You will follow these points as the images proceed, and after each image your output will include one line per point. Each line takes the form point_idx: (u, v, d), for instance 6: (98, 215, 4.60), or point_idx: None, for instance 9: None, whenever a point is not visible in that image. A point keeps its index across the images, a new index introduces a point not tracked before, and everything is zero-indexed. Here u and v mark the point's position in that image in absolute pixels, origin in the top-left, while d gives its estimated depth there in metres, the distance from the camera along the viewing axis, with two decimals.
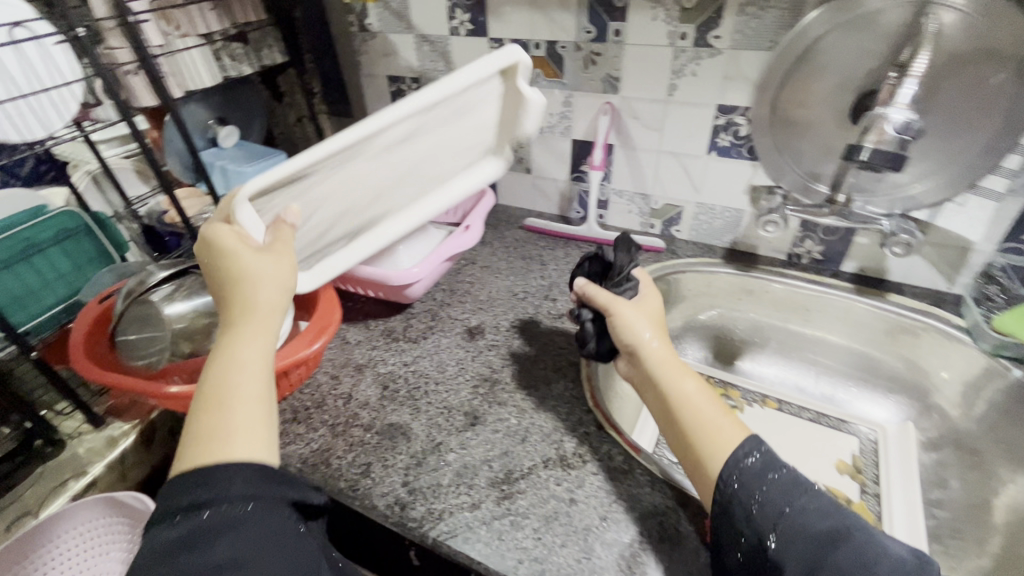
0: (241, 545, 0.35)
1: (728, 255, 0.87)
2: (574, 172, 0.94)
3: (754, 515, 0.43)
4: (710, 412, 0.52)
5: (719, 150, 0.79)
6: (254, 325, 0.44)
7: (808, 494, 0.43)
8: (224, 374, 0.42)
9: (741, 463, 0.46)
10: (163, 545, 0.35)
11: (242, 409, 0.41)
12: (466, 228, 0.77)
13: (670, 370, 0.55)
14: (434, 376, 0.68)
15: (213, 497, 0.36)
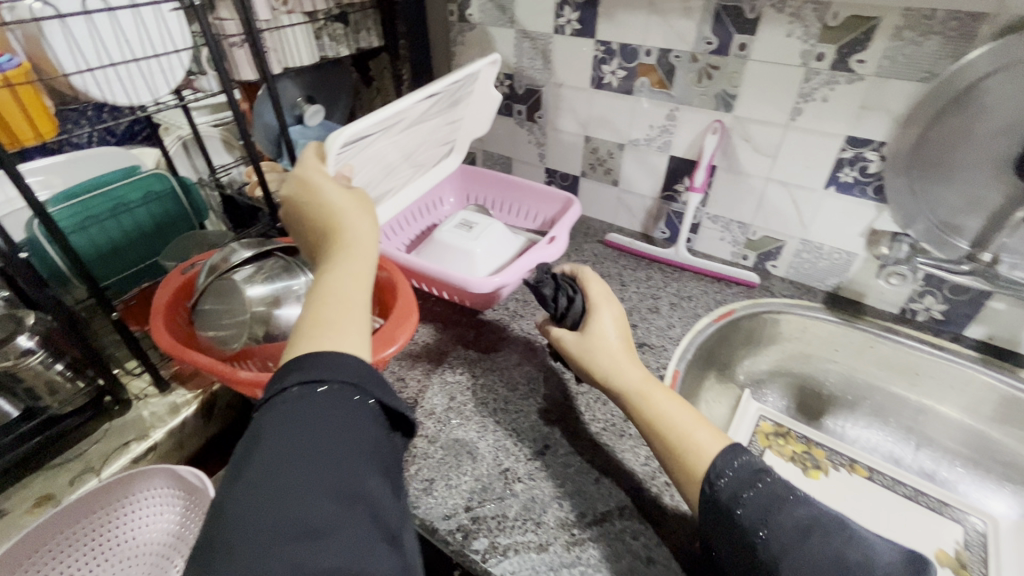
0: (345, 424, 0.36)
1: (829, 300, 0.79)
2: (665, 190, 0.88)
3: (741, 519, 0.42)
4: (684, 423, 0.51)
5: (840, 186, 0.71)
6: (353, 246, 0.47)
7: (796, 507, 0.42)
8: (333, 280, 0.44)
9: (712, 484, 0.45)
10: (272, 414, 0.36)
11: (349, 308, 0.42)
12: (551, 240, 0.73)
13: (642, 391, 0.55)
14: (504, 394, 0.64)
15: (321, 376, 0.37)
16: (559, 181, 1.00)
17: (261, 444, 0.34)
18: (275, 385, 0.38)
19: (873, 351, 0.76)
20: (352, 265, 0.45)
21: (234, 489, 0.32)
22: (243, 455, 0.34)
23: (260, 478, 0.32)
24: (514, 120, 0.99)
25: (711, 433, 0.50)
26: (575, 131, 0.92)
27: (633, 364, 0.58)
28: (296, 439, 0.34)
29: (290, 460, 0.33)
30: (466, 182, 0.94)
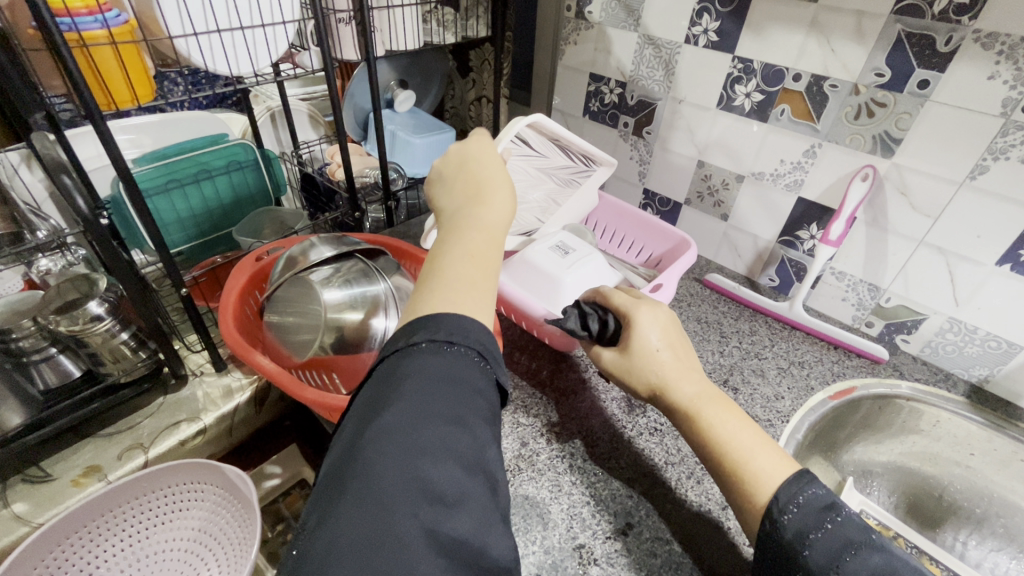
0: (476, 389, 0.33)
1: (973, 394, 0.66)
2: (784, 235, 0.77)
3: (807, 561, 0.36)
4: (742, 445, 0.43)
5: (1018, 265, 0.59)
6: (490, 220, 0.45)
7: (874, 554, 0.34)
8: (465, 245, 0.42)
9: (775, 522, 0.38)
10: (404, 365, 0.33)
11: (472, 275, 0.39)
12: (656, 288, 0.64)
13: (709, 404, 0.47)
14: (582, 448, 0.57)
15: (455, 338, 0.34)
16: (657, 205, 0.92)
17: (394, 393, 0.31)
18: (406, 335, 0.35)
19: (1021, 465, 0.63)
20: (482, 239, 0.43)
21: (364, 432, 0.30)
22: (374, 400, 0.32)
23: (393, 428, 0.29)
24: (617, 132, 0.91)
25: (777, 457, 0.42)
26: (688, 153, 0.83)
27: (685, 372, 0.50)
28: (430, 394, 0.31)
29: (425, 414, 0.30)
30: None
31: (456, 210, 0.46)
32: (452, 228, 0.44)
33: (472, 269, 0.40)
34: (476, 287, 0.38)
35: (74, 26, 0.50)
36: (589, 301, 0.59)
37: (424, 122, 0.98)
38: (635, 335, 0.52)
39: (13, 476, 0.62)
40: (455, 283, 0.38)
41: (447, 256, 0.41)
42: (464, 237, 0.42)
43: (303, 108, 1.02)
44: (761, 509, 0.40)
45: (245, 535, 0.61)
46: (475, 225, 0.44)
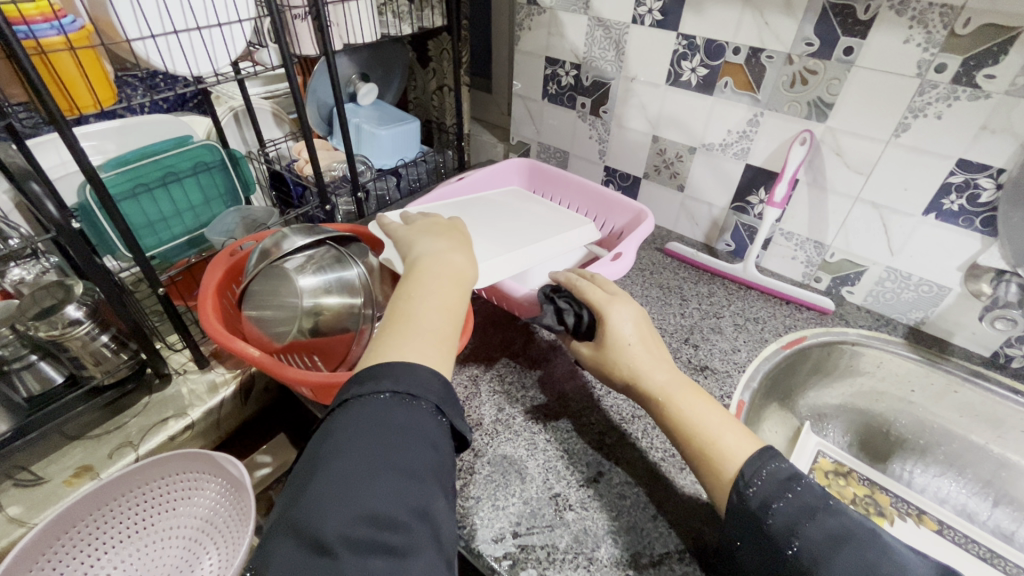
0: (429, 440, 0.36)
1: (910, 335, 0.72)
2: (736, 201, 0.82)
3: (769, 528, 0.40)
4: (713, 424, 0.47)
5: (942, 213, 0.64)
6: (455, 279, 0.48)
7: (827, 518, 0.39)
8: (424, 300, 0.45)
9: (742, 494, 0.43)
10: (365, 415, 0.36)
11: (426, 328, 0.43)
12: (617, 257, 0.67)
13: (680, 388, 0.51)
14: (554, 410, 0.61)
15: (416, 393, 0.38)
16: (618, 180, 0.96)
17: (348, 443, 0.35)
18: (355, 385, 0.39)
19: (956, 396, 0.69)
20: (445, 298, 0.46)
21: (314, 474, 0.34)
22: (328, 448, 0.35)
23: (344, 476, 0.33)
24: (575, 112, 0.94)
25: (743, 436, 0.47)
26: (642, 129, 0.87)
27: (656, 361, 0.54)
28: (383, 445, 0.35)
29: (378, 462, 0.34)
30: (533, 178, 0.92)
31: (432, 255, 0.50)
32: (423, 276, 0.47)
33: (440, 321, 0.44)
34: (439, 341, 0.43)
35: (31, 34, 0.51)
36: (565, 292, 0.61)
37: (389, 114, 1.01)
38: (609, 330, 0.55)
39: (4, 481, 0.64)
40: (419, 337, 0.42)
41: (420, 303, 0.44)
42: (430, 288, 0.46)
43: (266, 106, 1.02)
44: (731, 480, 0.44)
45: (240, 516, 0.63)
46: (442, 281, 0.47)
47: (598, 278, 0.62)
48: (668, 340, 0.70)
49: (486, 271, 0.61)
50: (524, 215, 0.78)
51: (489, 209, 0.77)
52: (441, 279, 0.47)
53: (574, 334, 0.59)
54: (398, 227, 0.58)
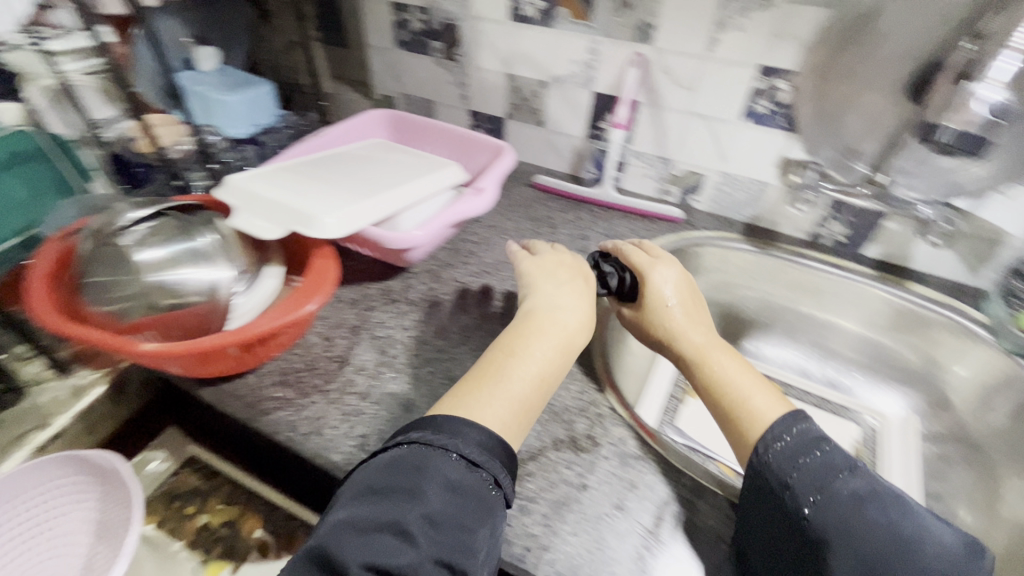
0: (473, 506, 0.39)
1: (746, 230, 0.82)
2: (591, 129, 0.87)
3: (784, 498, 0.43)
4: (745, 386, 0.50)
5: (755, 117, 0.73)
6: (551, 329, 0.52)
7: (853, 481, 0.42)
8: (515, 359, 0.49)
9: (767, 448, 0.45)
10: (398, 460, 0.41)
11: (508, 390, 0.47)
12: (479, 192, 0.70)
13: (713, 351, 0.53)
14: (435, 345, 0.63)
15: (479, 462, 0.41)
16: (484, 123, 0.97)
17: (407, 485, 0.39)
18: (413, 428, 0.43)
19: (786, 276, 0.79)
20: (540, 353, 0.50)
21: (365, 498, 0.38)
22: (385, 482, 0.39)
23: (396, 514, 0.37)
24: (432, 58, 0.94)
25: (772, 399, 0.49)
26: (496, 69, 0.89)
27: (695, 325, 0.56)
28: (406, 486, 0.38)
29: (401, 504, 0.37)
30: (396, 129, 0.91)
31: (551, 304, 0.54)
32: (535, 327, 0.52)
33: (524, 393, 0.48)
34: (521, 407, 0.47)
35: None
36: (611, 258, 0.63)
37: (236, 79, 0.91)
38: (683, 310, 0.57)
39: None
40: (503, 402, 0.46)
41: (517, 370, 0.48)
42: (530, 345, 0.50)
43: None
44: (757, 436, 0.47)
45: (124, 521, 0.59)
46: (549, 341, 0.51)
47: (643, 243, 0.64)
48: None
49: (348, 217, 0.60)
50: (386, 165, 0.77)
51: (349, 162, 0.76)
52: (542, 346, 0.50)
53: (619, 298, 0.61)
54: (524, 260, 0.61)
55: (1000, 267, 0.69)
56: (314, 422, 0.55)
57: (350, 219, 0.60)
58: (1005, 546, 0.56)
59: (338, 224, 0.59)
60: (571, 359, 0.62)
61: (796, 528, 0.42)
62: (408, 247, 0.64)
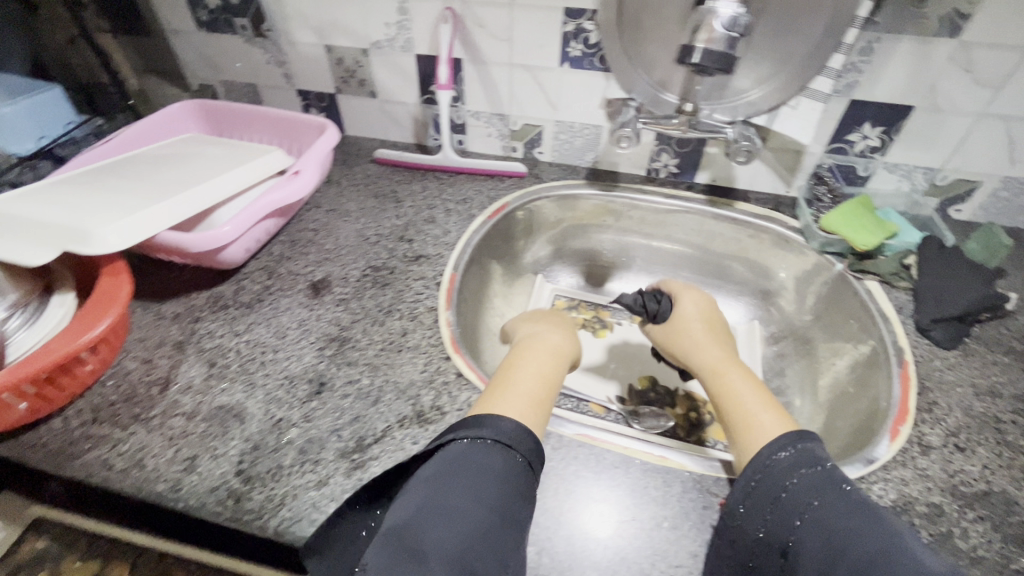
0: (521, 497, 0.39)
1: (590, 175, 0.84)
2: (424, 94, 0.84)
3: (780, 501, 0.40)
4: (752, 403, 0.48)
5: (571, 61, 0.73)
6: (550, 350, 0.57)
7: (849, 495, 0.38)
8: (516, 371, 0.52)
9: (768, 455, 0.43)
10: (448, 457, 0.41)
11: (518, 391, 0.49)
12: (296, 174, 0.66)
13: (725, 370, 0.53)
14: (270, 346, 0.59)
15: (511, 443, 0.42)
16: (316, 102, 0.91)
17: (460, 475, 0.39)
18: (452, 431, 0.43)
19: (631, 215, 0.82)
20: (538, 367, 0.53)
21: (427, 485, 0.38)
22: (442, 473, 0.39)
23: (455, 499, 0.37)
24: (241, 38, 0.86)
25: (776, 416, 0.47)
26: (312, 41, 0.82)
27: (720, 346, 0.57)
28: (460, 480, 0.38)
29: (458, 488, 0.37)
30: (210, 120, 0.83)
31: (533, 338, 0.60)
32: (533, 349, 0.57)
33: (536, 390, 0.50)
34: (536, 403, 0.48)
35: None
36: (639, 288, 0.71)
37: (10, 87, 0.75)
38: (699, 323, 0.60)
39: None
40: (522, 399, 0.48)
41: (529, 377, 0.51)
42: (527, 362, 0.54)
43: None
44: (755, 449, 0.44)
45: None
46: (544, 358, 0.55)
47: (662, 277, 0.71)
48: (384, 243, 0.72)
49: (136, 225, 0.54)
50: (194, 159, 0.70)
51: (145, 164, 0.68)
52: (544, 356, 0.55)
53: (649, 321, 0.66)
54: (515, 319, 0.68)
55: (807, 174, 0.75)
56: (135, 455, 0.50)
57: (138, 228, 0.54)
58: (827, 423, 0.63)
59: (123, 235, 0.53)
60: (417, 332, 0.60)
61: (781, 531, 0.39)
62: (220, 246, 0.59)
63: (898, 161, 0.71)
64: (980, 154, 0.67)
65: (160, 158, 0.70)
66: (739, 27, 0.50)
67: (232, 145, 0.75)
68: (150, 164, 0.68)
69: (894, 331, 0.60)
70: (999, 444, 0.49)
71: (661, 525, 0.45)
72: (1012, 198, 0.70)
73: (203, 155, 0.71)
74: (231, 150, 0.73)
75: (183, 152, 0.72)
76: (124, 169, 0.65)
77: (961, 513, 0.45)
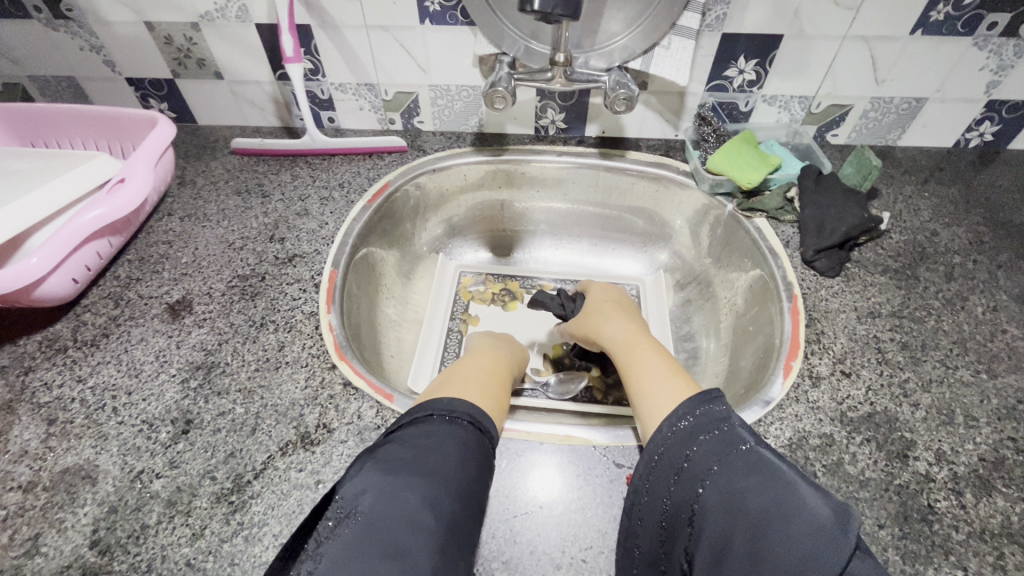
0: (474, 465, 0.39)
1: (477, 141, 0.78)
2: (277, 70, 0.75)
3: (683, 470, 0.38)
4: (653, 377, 0.47)
5: (432, 17, 0.66)
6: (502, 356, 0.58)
7: (740, 457, 0.36)
8: (473, 371, 0.52)
9: (668, 427, 0.41)
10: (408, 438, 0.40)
11: (477, 387, 0.49)
12: (121, 181, 0.57)
13: (630, 347, 0.53)
14: (122, 388, 0.51)
15: (462, 418, 0.42)
16: (154, 91, 0.79)
17: (420, 451, 0.38)
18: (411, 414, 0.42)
19: (526, 178, 0.78)
20: (493, 371, 0.54)
21: (392, 462, 0.38)
22: (405, 449, 0.39)
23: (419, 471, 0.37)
24: (37, 22, 0.71)
25: (678, 384, 0.46)
26: (127, 19, 0.70)
27: (630, 322, 0.57)
28: (420, 456, 0.38)
29: (424, 461, 0.37)
30: (16, 127, 0.69)
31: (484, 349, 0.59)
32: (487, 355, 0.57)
33: (489, 388, 0.50)
34: (494, 399, 0.49)
35: None
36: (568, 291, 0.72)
37: None
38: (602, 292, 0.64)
39: None
40: (480, 393, 0.48)
41: (479, 377, 0.51)
42: (483, 365, 0.54)
43: None
44: (659, 420, 0.43)
45: None
46: (496, 363, 0.56)
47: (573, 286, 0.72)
48: (252, 246, 0.64)
49: None
50: None
51: None
52: (494, 361, 0.56)
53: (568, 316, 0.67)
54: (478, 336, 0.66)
55: (692, 116, 0.73)
56: None
57: None
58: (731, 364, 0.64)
59: None
60: (296, 344, 0.54)
61: (685, 503, 0.37)
62: (32, 282, 0.50)
63: (775, 92, 0.70)
64: (847, 78, 0.68)
65: None
66: None
67: (43, 152, 0.64)
68: None
69: (782, 266, 0.61)
70: (880, 363, 0.51)
71: (570, 508, 0.44)
72: (879, 119, 0.72)
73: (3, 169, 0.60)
74: (40, 160, 0.61)
75: None
76: None
77: (849, 439, 0.46)
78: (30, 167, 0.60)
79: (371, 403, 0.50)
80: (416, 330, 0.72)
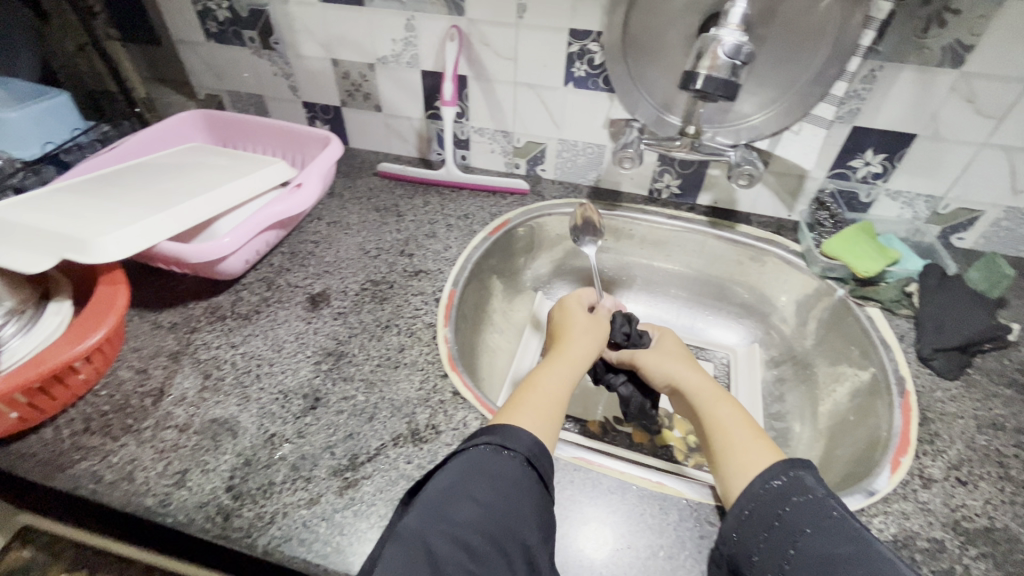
0: (522, 486, 0.41)
1: (592, 194, 0.84)
2: (428, 110, 0.85)
3: (774, 527, 0.40)
4: (739, 434, 0.48)
5: (576, 81, 0.73)
6: (562, 361, 0.57)
7: (829, 525, 0.38)
8: (534, 385, 0.53)
9: (761, 484, 0.43)
10: (469, 461, 0.42)
11: (530, 404, 0.50)
12: (297, 187, 0.67)
13: (706, 396, 0.53)
14: (265, 360, 0.59)
15: (510, 445, 0.43)
16: (321, 115, 0.92)
17: (467, 478, 0.40)
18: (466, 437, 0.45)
19: (634, 235, 0.81)
20: (552, 381, 0.54)
21: (443, 492, 0.40)
22: (457, 476, 0.41)
23: (462, 498, 0.39)
24: (249, 49, 0.86)
25: (762, 446, 0.46)
26: (319, 55, 0.83)
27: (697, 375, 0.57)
28: (472, 485, 0.40)
29: (474, 489, 0.40)
30: (217, 130, 0.83)
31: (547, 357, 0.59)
32: (551, 364, 0.56)
33: (549, 406, 0.50)
34: (551, 419, 0.49)
35: None
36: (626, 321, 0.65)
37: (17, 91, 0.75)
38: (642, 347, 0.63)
39: None
40: (535, 412, 0.49)
41: (539, 393, 0.51)
42: (542, 376, 0.54)
43: None
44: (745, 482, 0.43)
45: None
46: (558, 370, 0.55)
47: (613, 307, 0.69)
48: (385, 256, 0.72)
49: (124, 235, 0.55)
50: (197, 167, 0.71)
51: (148, 172, 0.68)
52: (557, 365, 0.56)
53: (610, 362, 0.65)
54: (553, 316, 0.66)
55: (809, 199, 0.75)
56: (124, 468, 0.49)
57: (134, 239, 0.55)
58: (826, 451, 0.62)
59: (120, 246, 0.54)
60: (415, 349, 0.60)
61: (774, 559, 0.39)
62: (220, 256, 0.60)
63: (900, 188, 0.71)
64: (981, 184, 0.67)
65: (162, 165, 0.71)
66: (741, 55, 0.51)
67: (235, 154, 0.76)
68: (150, 172, 0.69)
69: (895, 359, 0.59)
70: (1003, 478, 0.49)
71: (657, 555, 0.44)
72: (1013, 229, 0.70)
73: (206, 163, 0.72)
74: (233, 159, 0.74)
75: (187, 159, 0.74)
76: (128, 177, 0.67)
77: (962, 550, 0.44)
78: (225, 163, 0.72)
79: (476, 415, 0.53)
80: (510, 357, 0.76)
